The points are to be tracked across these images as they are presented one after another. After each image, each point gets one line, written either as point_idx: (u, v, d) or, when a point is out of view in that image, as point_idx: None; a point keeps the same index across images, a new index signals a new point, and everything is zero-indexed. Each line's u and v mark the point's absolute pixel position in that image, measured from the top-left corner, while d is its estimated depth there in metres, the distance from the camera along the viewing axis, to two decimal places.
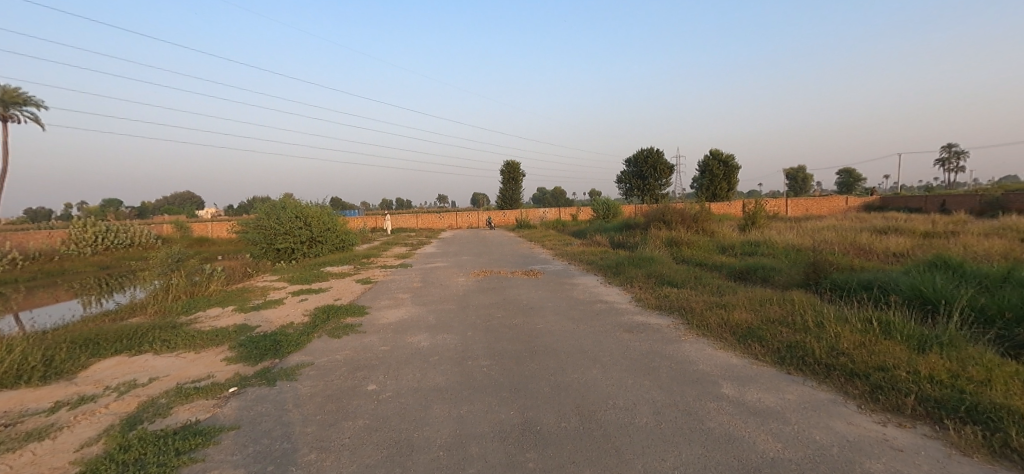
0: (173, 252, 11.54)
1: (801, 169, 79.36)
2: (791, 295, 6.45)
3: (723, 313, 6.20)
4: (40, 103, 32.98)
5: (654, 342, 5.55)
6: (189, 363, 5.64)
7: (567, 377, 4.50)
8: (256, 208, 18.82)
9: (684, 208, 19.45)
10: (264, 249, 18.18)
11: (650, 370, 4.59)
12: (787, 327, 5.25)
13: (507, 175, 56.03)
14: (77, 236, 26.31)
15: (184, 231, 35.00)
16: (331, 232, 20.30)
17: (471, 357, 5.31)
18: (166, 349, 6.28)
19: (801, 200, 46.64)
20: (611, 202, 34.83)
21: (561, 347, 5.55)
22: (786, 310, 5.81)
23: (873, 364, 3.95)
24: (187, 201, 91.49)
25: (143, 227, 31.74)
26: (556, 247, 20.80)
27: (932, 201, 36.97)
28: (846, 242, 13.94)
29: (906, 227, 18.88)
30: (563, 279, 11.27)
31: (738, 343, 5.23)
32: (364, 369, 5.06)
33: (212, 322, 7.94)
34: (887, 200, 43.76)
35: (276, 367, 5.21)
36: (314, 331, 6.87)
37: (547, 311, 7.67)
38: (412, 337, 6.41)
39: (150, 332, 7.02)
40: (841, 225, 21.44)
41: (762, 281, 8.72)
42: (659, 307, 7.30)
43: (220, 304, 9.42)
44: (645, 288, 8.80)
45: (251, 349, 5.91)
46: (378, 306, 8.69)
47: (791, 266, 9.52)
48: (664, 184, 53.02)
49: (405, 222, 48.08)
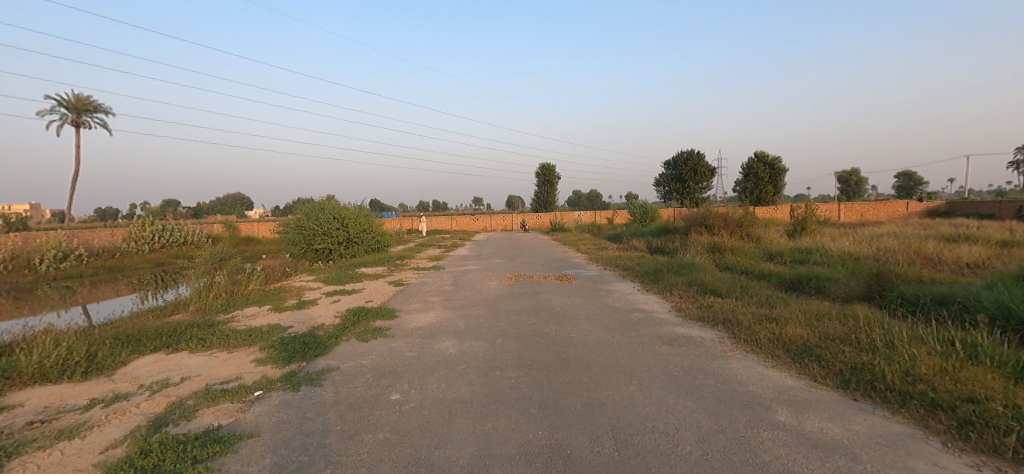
0: (217, 251, 12.01)
1: (854, 172, 74.39)
2: (854, 309, 5.80)
3: (775, 327, 5.66)
4: (109, 111, 35.66)
5: (697, 358, 5.12)
6: (221, 363, 5.72)
7: (600, 394, 4.17)
8: (297, 209, 19.47)
9: (727, 211, 18.47)
10: (303, 250, 18.75)
11: (693, 390, 4.18)
12: (850, 346, 4.68)
13: (540, 178, 55.69)
14: (137, 235, 28.20)
15: (232, 231, 36.89)
16: (367, 233, 20.68)
17: (499, 367, 5.07)
18: (201, 348, 6.42)
19: (855, 204, 43.47)
20: (648, 205, 33.80)
21: (594, 359, 5.21)
22: (848, 326, 5.20)
23: (960, 394, 3.36)
24: (237, 202, 96.71)
25: (196, 226, 33.70)
26: (590, 251, 20.29)
27: (1008, 208, 33.58)
28: (912, 250, 12.71)
29: (981, 235, 17.11)
30: (597, 285, 10.86)
31: (793, 362, 4.71)
32: (389, 376, 4.93)
33: (247, 321, 8.12)
34: (954, 205, 40.17)
35: (302, 371, 5.17)
36: (343, 333, 6.85)
37: (580, 320, 7.32)
38: (440, 343, 6.24)
39: (188, 330, 7.24)
40: (903, 232, 19.72)
41: (818, 293, 7.98)
42: (701, 318, 6.80)
43: (257, 303, 9.66)
44: (685, 297, 8.28)
45: (280, 351, 5.93)
46: (408, 310, 8.61)
47: (851, 276, 8.70)
48: (704, 187, 51.03)
49: (439, 225, 48.69)
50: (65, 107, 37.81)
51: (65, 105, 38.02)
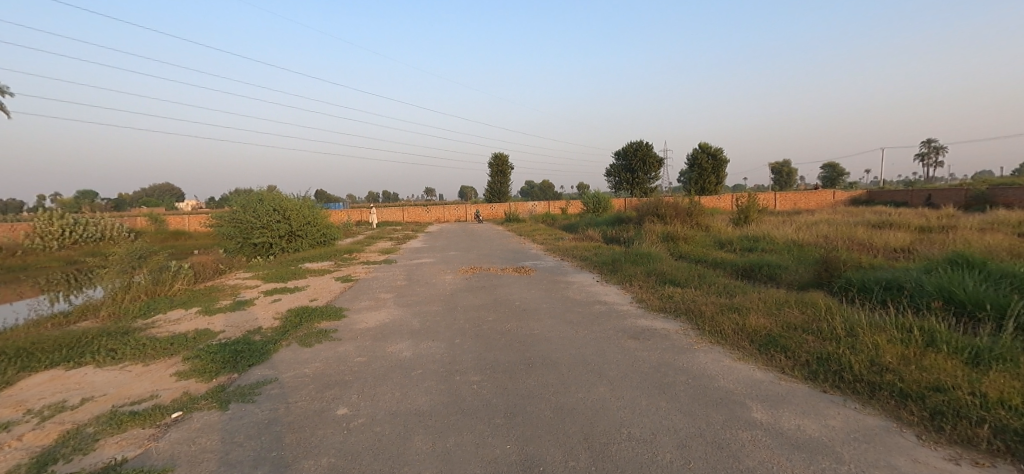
0: (136, 247, 10.61)
1: (785, 164, 80.38)
2: (810, 297, 5.94)
3: (737, 317, 5.66)
4: (2, 88, 31.09)
5: (665, 352, 4.98)
6: (134, 379, 4.86)
7: (570, 397, 3.90)
8: (232, 200, 17.86)
9: (677, 201, 19.01)
10: (240, 244, 17.24)
11: (665, 389, 4.00)
12: (813, 335, 4.73)
13: (495, 168, 55.16)
14: (42, 230, 24.79)
15: (159, 224, 33.51)
16: (312, 226, 19.40)
17: (459, 371, 4.66)
18: (110, 361, 5.48)
19: (790, 194, 46.60)
20: (601, 195, 34.41)
21: (560, 358, 4.94)
22: (808, 315, 5.28)
23: (927, 384, 3.39)
24: (166, 193, 88.46)
25: (114, 219, 30.19)
26: (547, 242, 20.20)
27: (918, 196, 37.24)
28: (846, 237, 13.63)
29: (899, 222, 18.73)
30: (556, 277, 10.67)
31: (760, 353, 4.68)
32: (335, 387, 4.38)
33: (171, 327, 7.15)
34: (873, 194, 44.13)
35: (232, 385, 4.48)
36: (283, 338, 6.14)
37: (543, 314, 7.04)
38: (393, 345, 5.72)
39: (96, 340, 6.19)
40: (834, 220, 21.24)
41: (770, 280, 8.23)
42: (664, 309, 6.74)
43: (183, 306, 8.57)
44: (645, 287, 8.25)
45: (207, 361, 5.15)
46: (358, 308, 7.95)
47: (798, 263, 9.06)
48: (653, 178, 52.81)
49: (391, 216, 46.97)
50: None
51: None
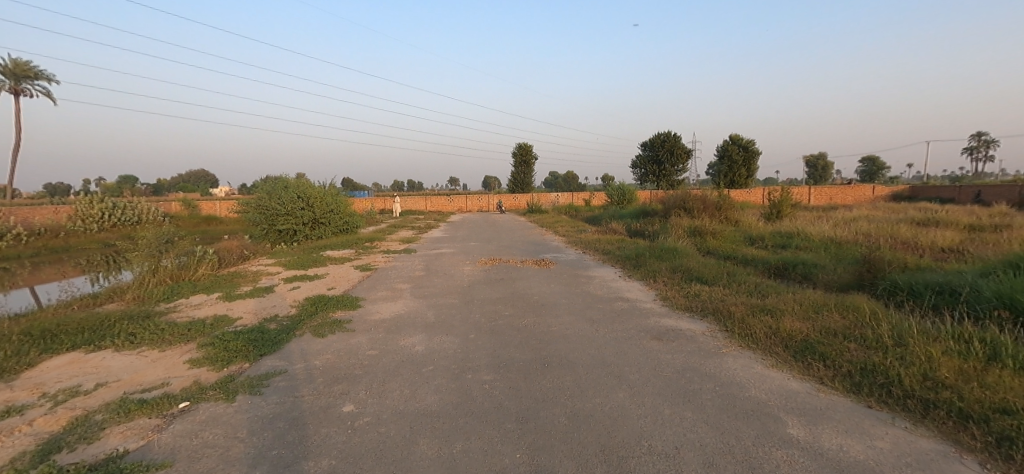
0: (163, 231, 10.84)
1: (821, 156, 76.87)
2: (851, 300, 5.46)
3: (770, 320, 5.25)
4: (49, 77, 32.46)
5: (690, 356, 4.64)
6: (149, 365, 4.88)
7: (586, 403, 3.63)
8: (258, 187, 18.17)
9: (706, 194, 18.27)
10: (265, 230, 17.56)
11: (690, 397, 3.69)
12: (855, 343, 4.30)
13: (518, 158, 54.68)
14: (83, 213, 25.92)
15: (193, 210, 34.70)
16: (335, 214, 19.57)
17: (471, 369, 4.47)
18: (129, 345, 5.53)
19: (825, 188, 44.38)
20: (626, 187, 33.63)
21: (578, 358, 4.68)
22: (850, 320, 4.82)
23: (993, 403, 2.96)
24: (200, 179, 91.54)
25: (150, 203, 31.34)
26: (568, 234, 19.80)
27: (967, 192, 34.96)
28: (888, 234, 12.78)
29: (947, 219, 17.49)
30: (577, 271, 10.35)
31: (795, 360, 4.30)
32: (342, 381, 4.25)
33: (191, 312, 7.22)
34: (916, 189, 41.63)
35: (241, 376, 4.41)
36: (297, 327, 6.08)
37: (561, 311, 6.77)
38: (406, 339, 5.57)
39: (118, 324, 6.29)
40: (873, 216, 20.11)
41: (805, 280, 7.70)
42: (689, 309, 6.36)
43: (204, 291, 8.70)
44: (670, 284, 7.86)
45: (219, 349, 5.12)
46: (374, 299, 7.86)
47: (836, 262, 8.47)
48: (680, 170, 51.30)
49: (413, 205, 47.27)
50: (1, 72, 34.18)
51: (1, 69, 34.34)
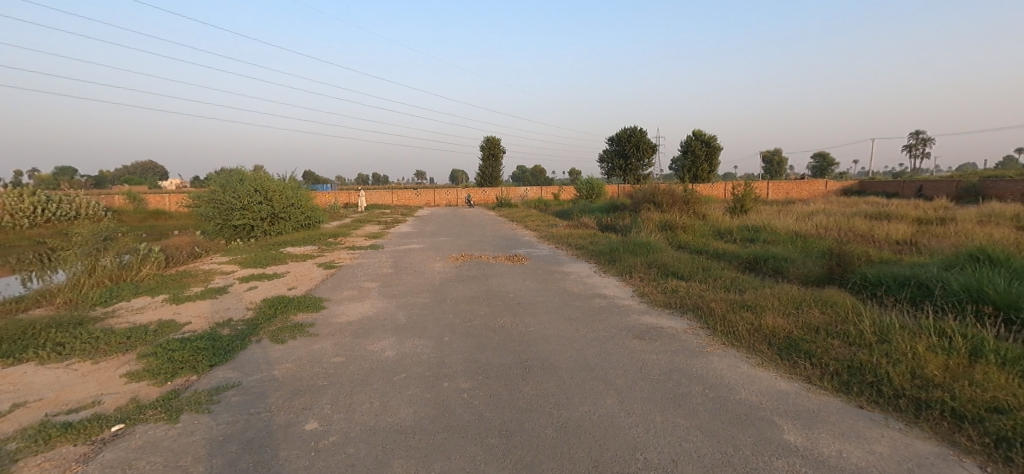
0: (102, 227, 9.82)
1: (777, 153, 80.56)
2: (827, 295, 5.53)
3: (751, 316, 5.23)
4: None
5: (674, 356, 4.52)
6: (78, 380, 4.27)
7: (574, 412, 3.42)
8: (211, 180, 16.97)
9: (674, 188, 18.54)
10: (219, 226, 16.45)
11: (681, 401, 3.54)
12: (839, 340, 4.30)
13: (487, 152, 54.18)
14: (11, 207, 23.41)
15: (138, 204, 32.35)
16: (296, 208, 18.60)
17: (447, 376, 4.16)
18: (55, 357, 4.86)
19: (783, 183, 46.32)
20: (595, 181, 33.90)
21: (561, 361, 4.47)
22: (830, 317, 4.84)
23: (984, 402, 2.95)
24: (148, 171, 85.65)
25: (89, 196, 28.85)
26: (540, 228, 19.64)
27: (910, 187, 37.32)
28: (845, 228, 13.35)
29: (896, 213, 18.48)
30: (551, 266, 10.17)
31: (781, 358, 4.25)
32: (305, 394, 3.85)
33: (131, 317, 6.52)
34: (864, 184, 44.20)
35: (188, 391, 3.91)
36: (255, 332, 5.57)
37: (539, 309, 6.54)
38: (375, 343, 5.19)
39: (42, 332, 5.54)
40: (828, 210, 21.09)
41: (776, 274, 7.85)
42: (669, 305, 6.29)
43: (149, 293, 7.91)
44: (647, 280, 7.80)
45: (163, 360, 4.57)
46: (339, 299, 7.37)
47: (804, 256, 8.69)
48: (647, 165, 52.35)
49: (380, 199, 45.95)
50: None
51: None
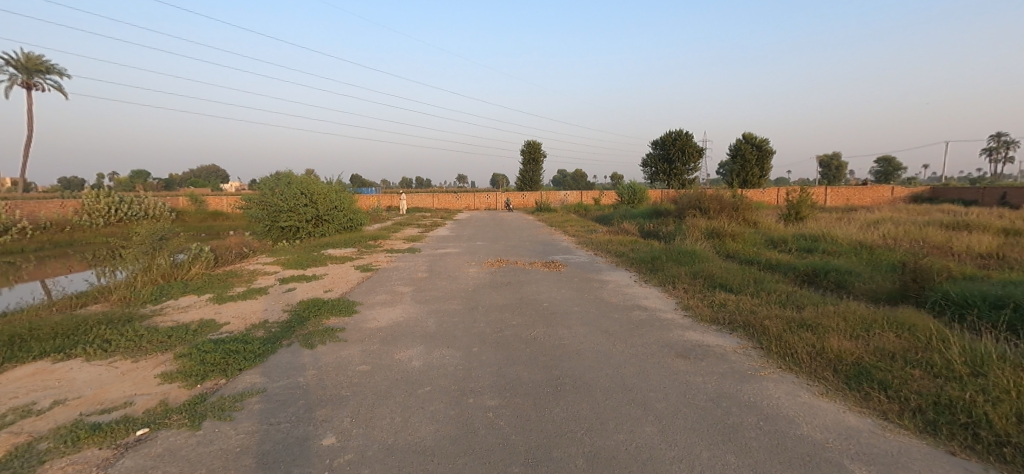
0: (159, 227, 10.40)
1: (835, 156, 75.43)
2: (902, 316, 4.82)
3: (812, 338, 4.63)
4: (62, 70, 32.52)
5: (723, 379, 4.04)
6: (117, 379, 4.39)
7: (607, 441, 3.06)
8: (261, 184, 17.81)
9: (722, 193, 17.54)
10: (268, 227, 17.20)
11: (732, 434, 3.08)
12: (922, 370, 3.66)
13: (526, 156, 54.11)
14: (90, 207, 25.52)
15: (200, 205, 34.67)
16: (339, 211, 19.12)
17: (473, 392, 3.92)
18: (101, 354, 5.05)
19: (843, 188, 43.05)
20: (636, 186, 32.92)
21: (595, 380, 4.11)
22: (909, 342, 4.18)
23: None
24: (211, 174, 92.29)
25: (159, 198, 31.24)
26: (578, 234, 19.17)
27: (992, 193, 33.58)
28: (919, 238, 12.02)
29: (980, 222, 16.49)
30: (588, 274, 9.77)
31: (847, 387, 3.68)
32: (326, 405, 3.73)
33: (176, 315, 6.77)
34: (938, 191, 40.26)
35: (214, 396, 3.90)
36: (286, 335, 5.59)
37: (574, 320, 6.19)
38: (402, 351, 5.04)
39: (94, 328, 5.83)
40: (896, 218, 19.20)
41: (839, 289, 7.08)
42: (716, 321, 5.75)
43: (195, 292, 8.24)
44: (691, 292, 7.26)
45: (196, 361, 4.62)
46: (371, 304, 7.34)
47: (873, 269, 7.80)
48: (691, 169, 50.34)
49: (420, 202, 46.93)
50: (14, 65, 34.29)
51: (14, 64, 34.44)
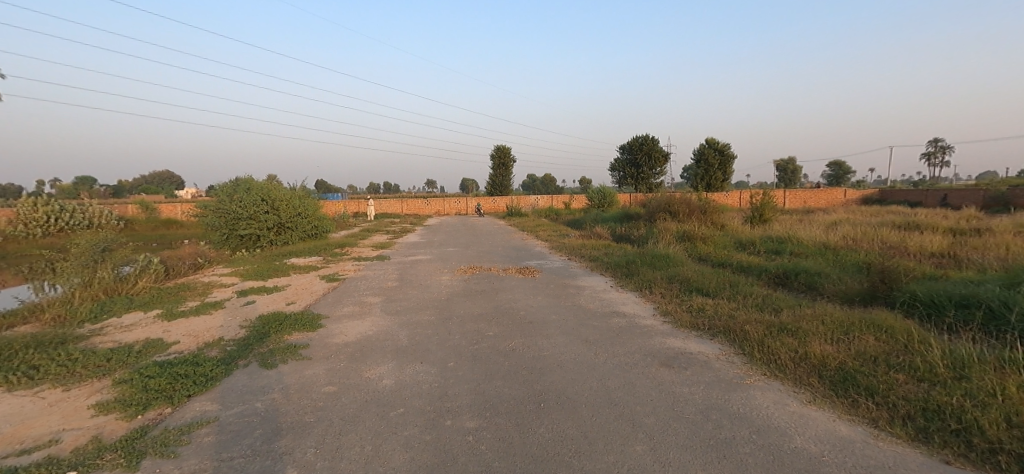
0: (101, 237, 9.43)
1: (791, 160, 79.29)
2: (877, 318, 4.91)
3: (793, 342, 4.63)
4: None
5: (710, 389, 3.94)
6: (42, 412, 3.81)
7: (597, 462, 2.87)
8: (218, 191, 16.86)
9: (690, 197, 17.91)
10: (226, 236, 16.23)
11: (726, 450, 2.95)
12: (905, 374, 3.69)
13: (497, 161, 53.98)
14: (25, 216, 23.41)
15: (151, 213, 32.56)
16: (303, 218, 18.27)
17: (451, 413, 3.64)
18: (24, 383, 4.43)
19: (800, 191, 45.20)
20: (607, 189, 33.36)
21: (579, 395, 3.92)
22: (887, 346, 4.24)
23: None
24: (165, 180, 87.31)
25: (104, 206, 29.05)
26: (552, 239, 19.10)
27: (933, 195, 36.06)
28: (875, 239, 12.61)
29: (926, 223, 17.54)
30: (564, 280, 9.65)
31: (834, 393, 3.67)
32: (287, 435, 3.35)
33: (118, 335, 6.13)
34: (885, 193, 42.87)
35: (157, 429, 3.43)
36: (243, 355, 5.12)
37: (553, 330, 6.01)
38: (372, 369, 4.69)
39: (19, 353, 5.13)
40: (852, 219, 20.16)
41: (810, 291, 7.23)
42: (696, 326, 5.71)
43: (142, 308, 7.53)
44: (668, 297, 7.23)
45: (138, 388, 4.10)
46: (338, 317, 6.90)
47: (839, 270, 8.03)
48: (659, 173, 51.61)
49: (390, 207, 45.86)
50: None
51: None
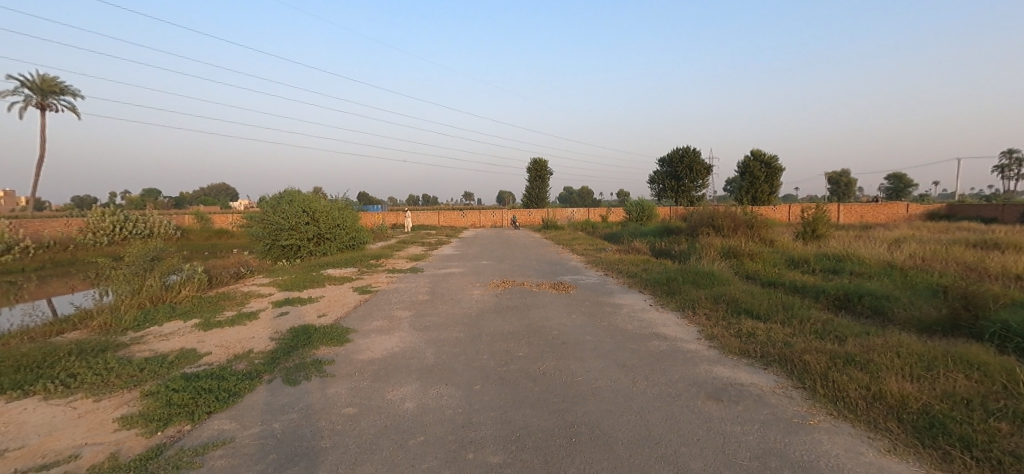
0: (152, 246, 9.91)
1: (843, 173, 74.65)
2: (967, 353, 4.21)
3: (864, 377, 4.03)
4: (76, 92, 32.99)
5: (767, 430, 3.44)
6: (69, 424, 3.83)
7: None
8: (263, 202, 17.55)
9: (735, 210, 16.95)
10: (268, 246, 16.83)
11: None
12: (1012, 424, 3.05)
13: (533, 173, 53.94)
14: (94, 225, 25.26)
15: (205, 223, 34.53)
16: (341, 229, 18.70)
17: (473, 444, 3.34)
18: (60, 392, 4.52)
19: (856, 205, 42.21)
20: (646, 203, 32.42)
21: (614, 430, 3.53)
22: (984, 387, 3.58)
23: None
24: (220, 192, 93.24)
25: (164, 217, 31.08)
26: (587, 253, 18.56)
27: (1011, 211, 32.64)
28: (949, 258, 11.34)
29: (1009, 241, 15.71)
30: (600, 296, 9.19)
31: (920, 441, 3.09)
32: (300, 461, 3.15)
33: (155, 344, 6.27)
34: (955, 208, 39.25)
35: (173, 448, 3.33)
36: (269, 369, 5.05)
37: (587, 352, 5.61)
38: (394, 390, 4.47)
39: (62, 360, 5.31)
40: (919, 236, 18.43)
41: (877, 317, 6.44)
42: (746, 354, 5.15)
43: (182, 317, 7.74)
44: (714, 319, 6.65)
45: (161, 402, 4.08)
46: (366, 332, 6.79)
47: (910, 293, 7.16)
48: (700, 186, 49.80)
49: (426, 219, 46.62)
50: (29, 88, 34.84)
51: (28, 85, 34.96)
